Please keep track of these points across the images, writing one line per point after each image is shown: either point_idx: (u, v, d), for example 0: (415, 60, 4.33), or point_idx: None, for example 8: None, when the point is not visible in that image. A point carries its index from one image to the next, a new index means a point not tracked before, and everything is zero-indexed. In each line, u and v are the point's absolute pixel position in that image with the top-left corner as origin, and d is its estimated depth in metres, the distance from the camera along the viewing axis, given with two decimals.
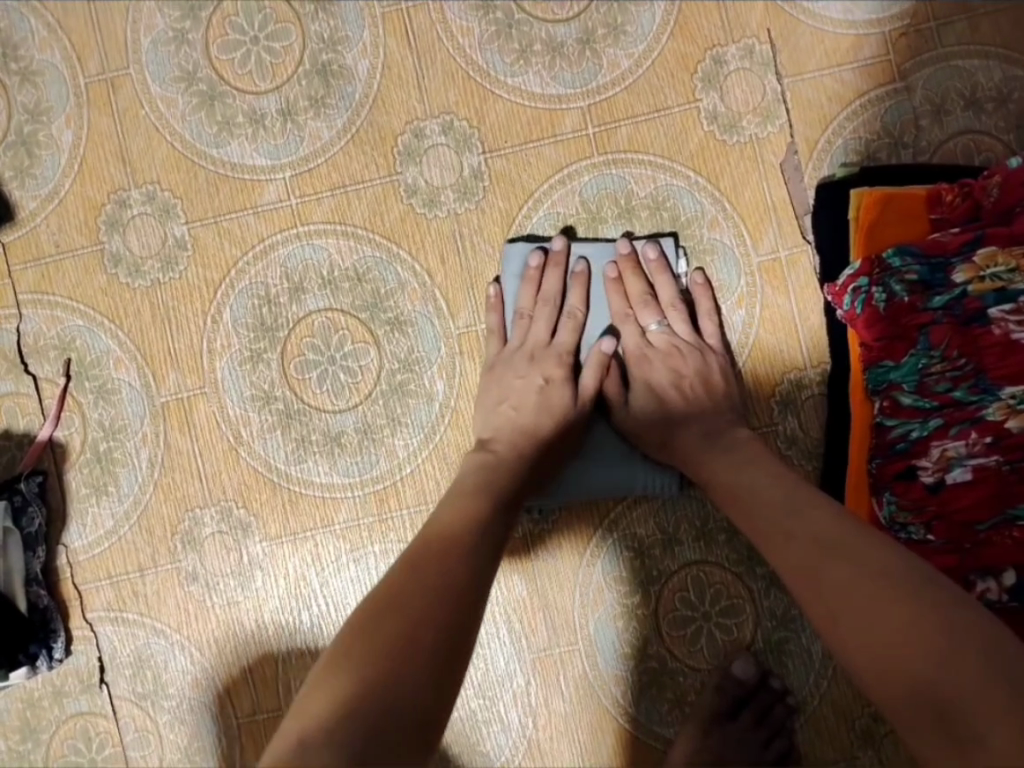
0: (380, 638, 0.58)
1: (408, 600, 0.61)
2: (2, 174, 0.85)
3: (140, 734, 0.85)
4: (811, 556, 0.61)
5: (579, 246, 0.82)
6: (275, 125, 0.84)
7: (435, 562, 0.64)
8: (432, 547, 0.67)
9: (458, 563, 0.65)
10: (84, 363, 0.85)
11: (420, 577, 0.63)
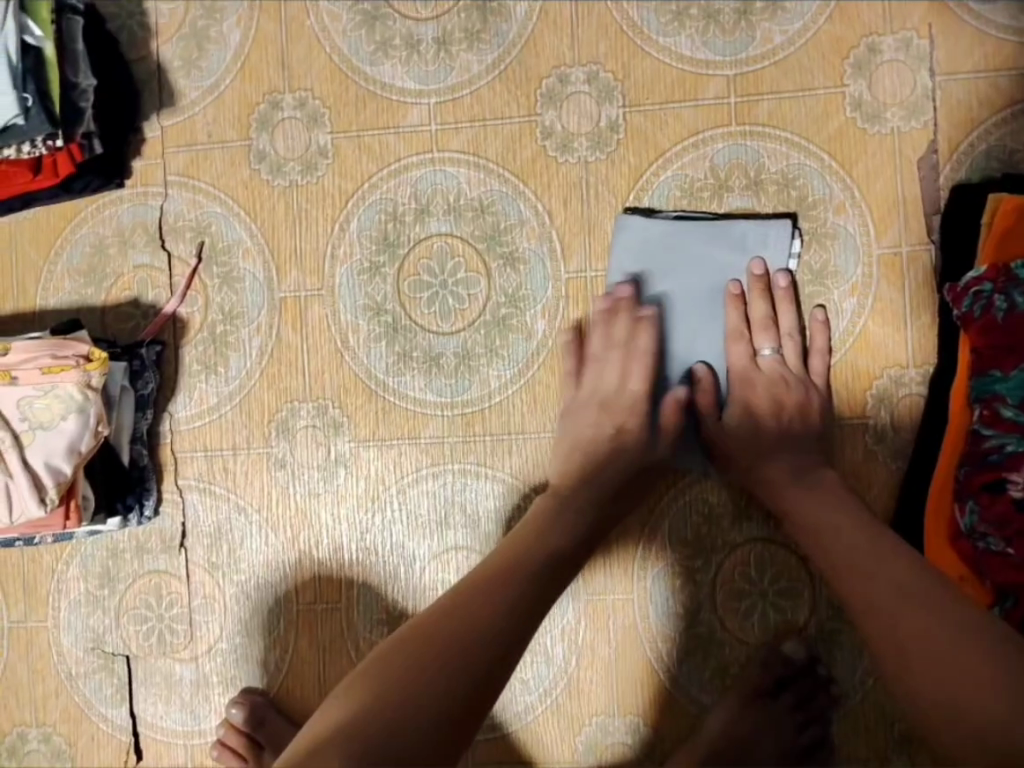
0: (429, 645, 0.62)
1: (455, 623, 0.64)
2: (172, 61, 0.91)
3: (207, 601, 0.91)
4: (889, 601, 0.65)
5: (699, 212, 0.84)
6: (429, 52, 0.88)
7: (488, 586, 0.68)
8: (478, 579, 0.69)
9: (501, 602, 0.66)
10: (216, 249, 0.90)
11: (461, 605, 0.66)
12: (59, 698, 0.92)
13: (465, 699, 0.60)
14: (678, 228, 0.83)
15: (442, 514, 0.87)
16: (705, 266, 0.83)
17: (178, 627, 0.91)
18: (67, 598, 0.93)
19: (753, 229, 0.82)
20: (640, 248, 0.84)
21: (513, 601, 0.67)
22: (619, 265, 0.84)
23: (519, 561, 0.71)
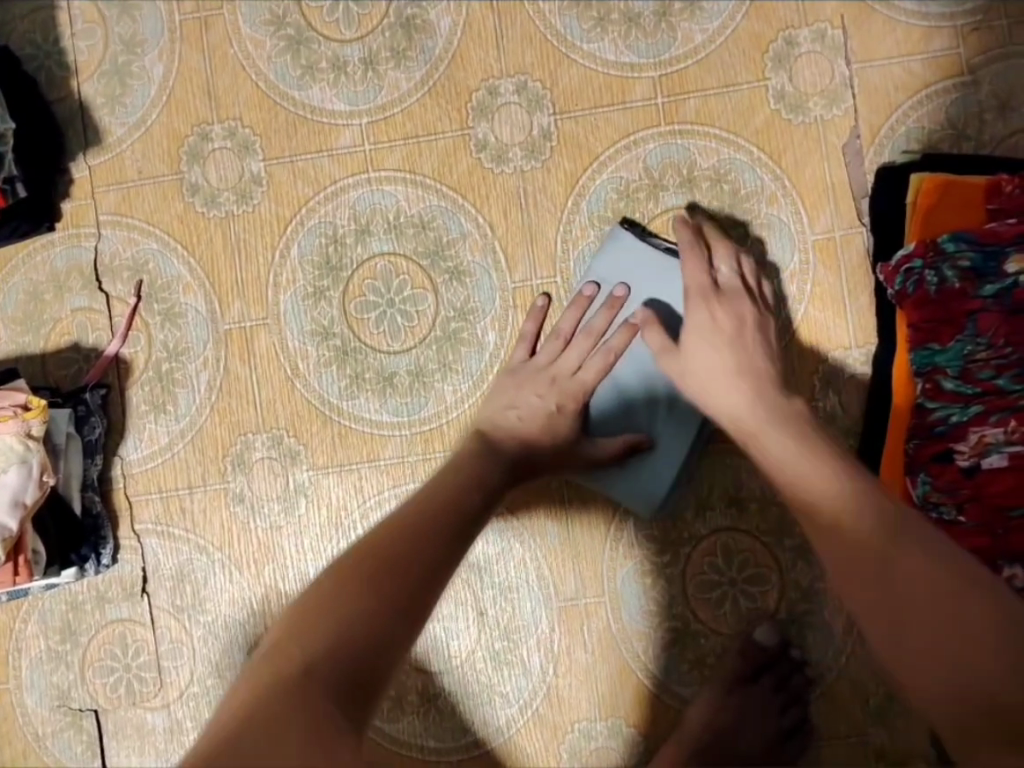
0: (371, 582, 0.61)
1: (391, 561, 0.63)
2: (94, 99, 0.89)
3: (174, 645, 0.88)
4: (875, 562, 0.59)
5: None
6: (356, 73, 0.87)
7: (419, 525, 0.67)
8: (379, 545, 0.65)
9: (410, 564, 0.63)
10: (155, 286, 0.88)
11: (395, 541, 0.65)
12: (27, 761, 0.89)
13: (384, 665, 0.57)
14: (661, 261, 0.82)
15: None
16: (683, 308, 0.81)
17: (146, 675, 0.88)
18: (28, 658, 0.89)
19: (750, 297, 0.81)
20: (627, 269, 0.83)
21: (423, 565, 0.63)
22: (598, 274, 0.83)
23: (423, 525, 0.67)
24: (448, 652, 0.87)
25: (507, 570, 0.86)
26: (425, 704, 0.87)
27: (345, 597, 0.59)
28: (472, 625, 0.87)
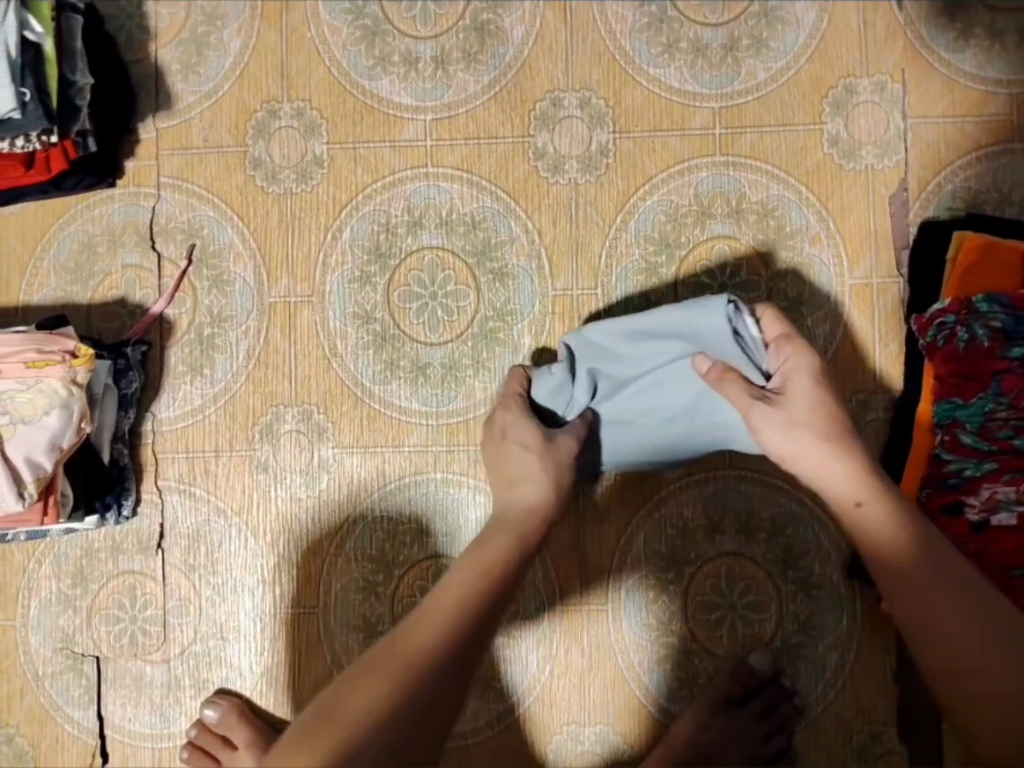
0: (442, 609, 0.69)
1: (462, 596, 0.70)
2: (170, 65, 0.92)
3: (181, 602, 0.90)
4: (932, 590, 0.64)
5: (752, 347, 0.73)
6: (427, 70, 0.90)
7: (487, 558, 0.73)
8: (399, 646, 0.67)
9: (423, 669, 0.65)
10: (206, 251, 0.91)
11: (462, 577, 0.72)
12: (23, 698, 0.91)
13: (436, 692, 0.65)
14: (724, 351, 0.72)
15: (424, 521, 0.89)
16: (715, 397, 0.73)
17: (151, 629, 0.90)
18: (37, 598, 0.91)
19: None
20: (698, 333, 0.73)
21: (432, 684, 0.65)
22: (662, 318, 0.75)
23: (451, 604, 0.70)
24: None
25: None
26: None
27: (419, 628, 0.68)
28: None
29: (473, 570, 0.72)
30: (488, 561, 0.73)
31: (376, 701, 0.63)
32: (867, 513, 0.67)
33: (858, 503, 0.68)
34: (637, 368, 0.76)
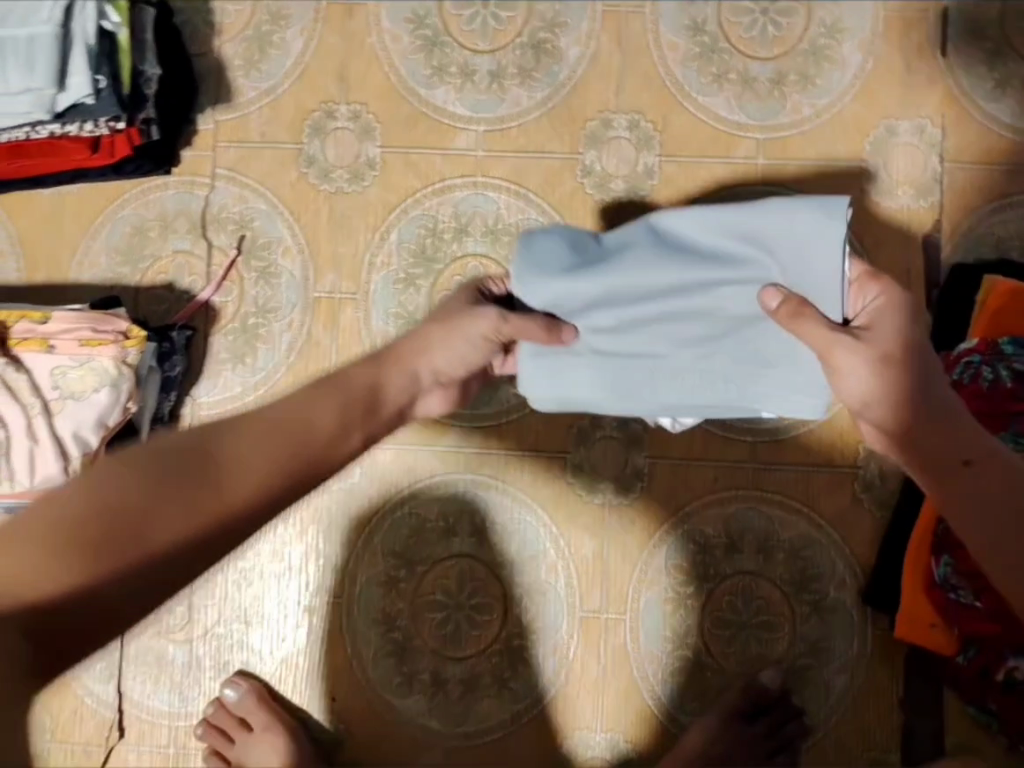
0: (255, 458, 0.54)
1: (282, 429, 0.57)
2: (232, 60, 0.94)
3: (206, 583, 0.92)
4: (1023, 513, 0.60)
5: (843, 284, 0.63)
6: (482, 82, 0.92)
7: (310, 403, 0.60)
8: (194, 463, 0.52)
9: (155, 469, 0.51)
10: (256, 243, 0.93)
11: (287, 421, 0.58)
12: None
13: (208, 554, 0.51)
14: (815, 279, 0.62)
15: (449, 521, 0.90)
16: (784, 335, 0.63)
17: (174, 609, 0.92)
18: None
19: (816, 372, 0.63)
20: (801, 247, 0.63)
21: (209, 544, 0.50)
22: (776, 215, 0.63)
23: (258, 479, 0.54)
24: (466, 641, 0.89)
25: (538, 574, 0.90)
26: (433, 688, 0.88)
27: (213, 475, 0.52)
28: (493, 619, 0.89)
29: (290, 414, 0.59)
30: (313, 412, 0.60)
31: (168, 537, 0.48)
32: (979, 475, 0.61)
33: (969, 464, 0.61)
34: (694, 267, 0.65)
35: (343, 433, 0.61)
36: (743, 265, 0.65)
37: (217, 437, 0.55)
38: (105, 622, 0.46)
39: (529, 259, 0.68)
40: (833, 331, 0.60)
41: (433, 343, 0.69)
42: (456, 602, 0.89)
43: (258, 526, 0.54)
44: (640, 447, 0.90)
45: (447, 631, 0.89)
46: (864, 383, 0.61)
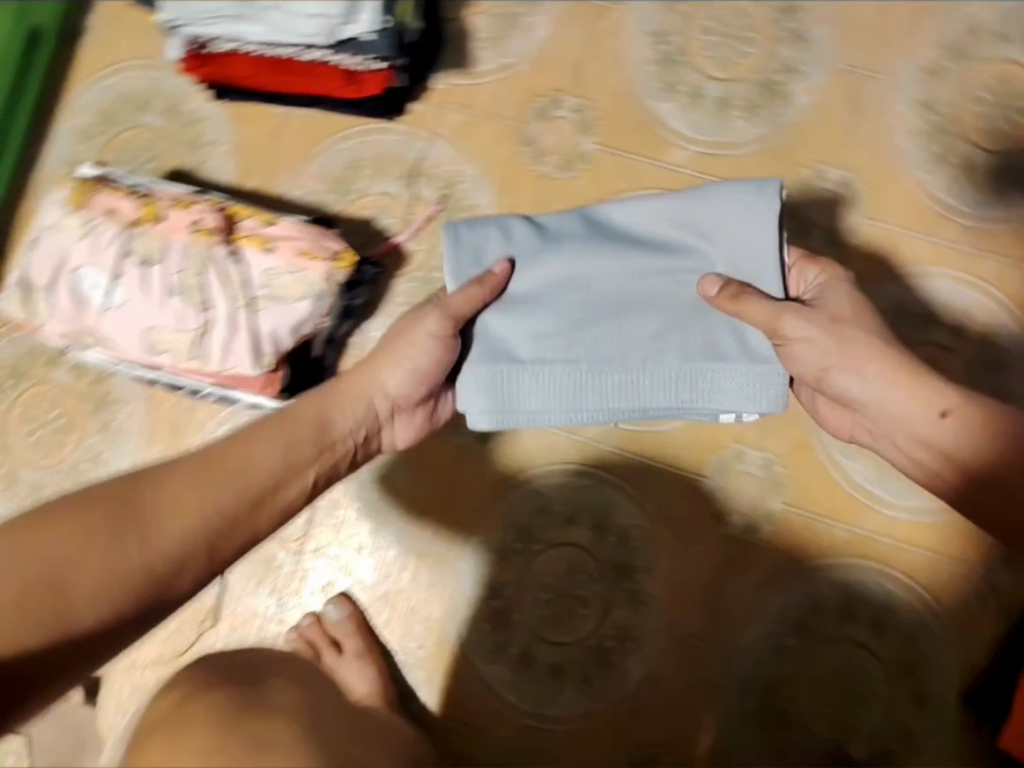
0: (184, 503, 0.61)
1: (224, 471, 0.65)
2: (477, 30, 0.97)
3: (330, 505, 0.95)
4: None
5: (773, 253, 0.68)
6: (709, 108, 0.96)
7: (258, 435, 0.68)
8: (110, 513, 0.58)
9: (99, 559, 0.56)
10: (458, 204, 0.97)
11: (212, 468, 0.64)
12: None
13: (163, 576, 0.59)
14: (727, 256, 0.69)
15: (574, 510, 0.94)
16: (756, 341, 0.67)
17: (295, 522, 0.95)
18: None
19: (765, 365, 0.67)
20: (723, 220, 0.68)
21: (177, 566, 0.60)
22: (716, 204, 0.68)
23: (178, 537, 0.60)
24: (563, 628, 0.93)
25: (646, 583, 0.92)
26: (521, 664, 0.92)
27: (170, 535, 0.60)
28: (593, 615, 0.93)
29: (231, 462, 0.65)
30: (246, 470, 0.66)
31: (87, 614, 0.55)
32: (955, 424, 0.66)
33: (946, 413, 0.66)
34: (632, 252, 0.69)
35: (285, 480, 0.68)
36: (676, 252, 0.69)
37: (150, 486, 0.61)
38: (44, 685, 0.54)
39: (466, 244, 0.71)
40: (775, 304, 0.66)
41: (382, 367, 0.74)
42: (562, 588, 0.93)
43: (212, 562, 0.63)
44: (778, 490, 0.91)
45: (548, 614, 0.93)
46: (902, 397, 0.67)
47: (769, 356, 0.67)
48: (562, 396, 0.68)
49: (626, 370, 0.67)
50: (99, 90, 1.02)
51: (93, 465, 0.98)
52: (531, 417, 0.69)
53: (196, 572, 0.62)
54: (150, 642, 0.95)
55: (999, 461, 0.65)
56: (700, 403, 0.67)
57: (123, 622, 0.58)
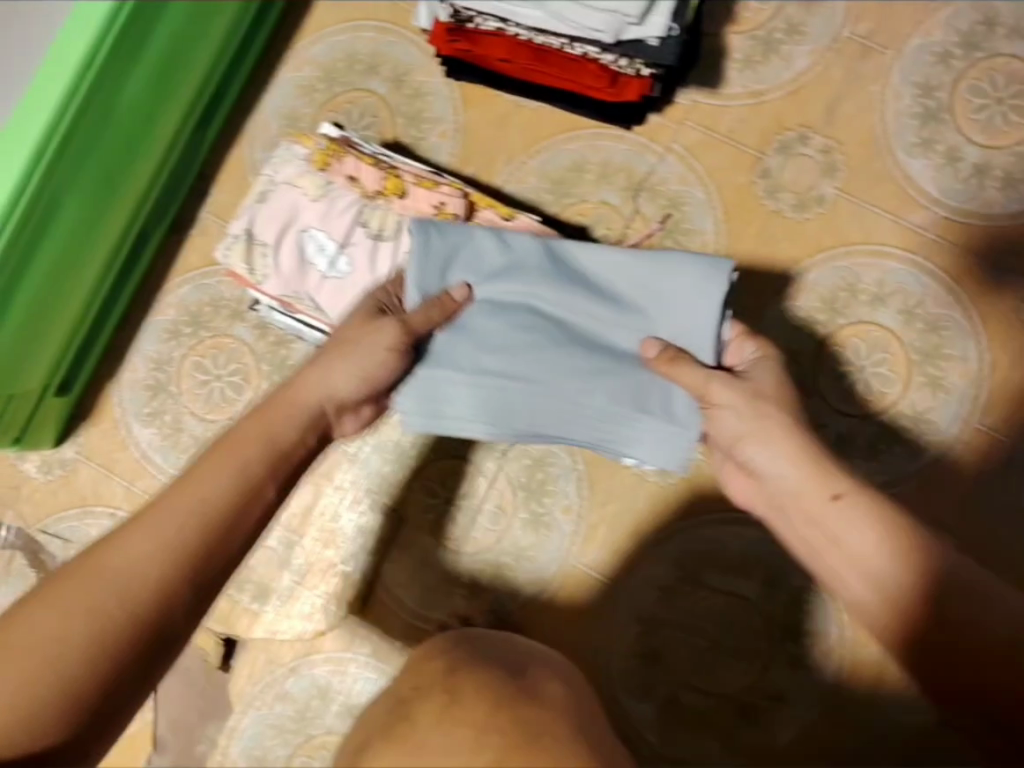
0: (138, 547, 0.54)
1: (182, 492, 0.58)
2: (734, 52, 0.93)
3: (495, 509, 0.94)
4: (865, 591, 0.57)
5: (710, 322, 0.67)
6: (964, 171, 0.90)
7: (196, 474, 0.59)
8: (80, 579, 0.52)
9: (53, 616, 0.50)
10: (680, 226, 0.93)
11: (177, 495, 0.57)
12: (319, 518, 0.95)
13: (128, 629, 0.52)
14: (696, 345, 0.67)
15: (747, 561, 0.91)
16: (656, 386, 0.67)
17: (458, 519, 0.94)
18: (375, 438, 0.95)
19: (682, 427, 0.66)
20: (682, 304, 0.68)
21: (136, 619, 0.52)
22: (673, 274, 0.68)
23: (134, 573, 0.53)
24: (713, 677, 0.91)
25: (808, 648, 0.90)
26: (664, 707, 0.91)
27: (104, 590, 0.52)
28: (747, 671, 0.90)
29: (188, 496, 0.58)
30: (211, 499, 0.58)
31: (60, 710, 0.49)
32: (845, 511, 0.58)
33: (839, 498, 0.58)
34: (586, 300, 0.69)
35: (240, 503, 0.59)
36: (646, 330, 0.68)
37: (95, 556, 0.53)
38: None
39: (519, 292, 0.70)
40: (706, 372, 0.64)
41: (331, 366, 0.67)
42: (718, 639, 0.91)
43: (177, 617, 0.54)
44: None
45: (700, 661, 0.91)
46: (862, 538, 0.57)
47: (689, 419, 0.66)
48: (463, 402, 0.68)
49: (529, 386, 0.68)
50: (327, 46, 0.99)
51: None
52: (441, 422, 0.69)
53: (194, 614, 0.56)
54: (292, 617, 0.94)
55: (912, 583, 0.55)
56: (614, 444, 0.68)
57: (97, 710, 0.50)
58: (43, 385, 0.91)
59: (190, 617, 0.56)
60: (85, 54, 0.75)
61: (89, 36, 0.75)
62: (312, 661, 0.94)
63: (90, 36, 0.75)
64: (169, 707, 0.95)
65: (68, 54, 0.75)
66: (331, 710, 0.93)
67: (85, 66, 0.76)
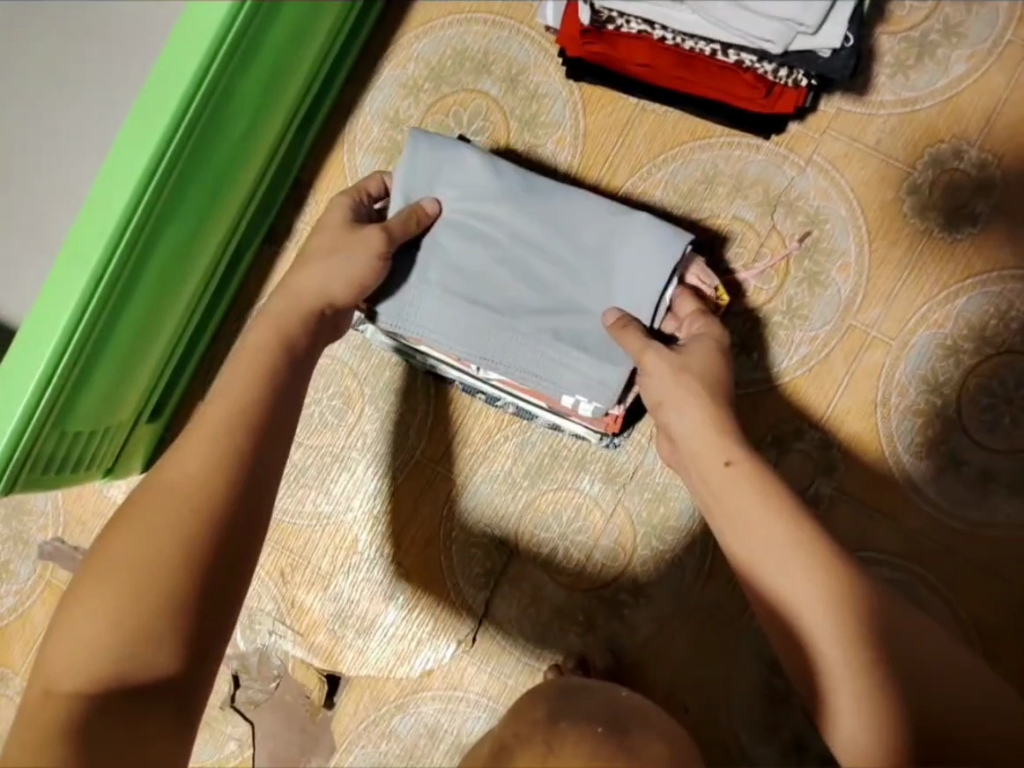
0: (159, 565, 0.59)
1: (196, 513, 0.62)
2: (883, 55, 0.86)
3: (613, 546, 0.88)
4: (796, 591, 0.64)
5: (633, 251, 0.75)
6: None
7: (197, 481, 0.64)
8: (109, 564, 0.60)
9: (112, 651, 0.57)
10: (819, 245, 0.86)
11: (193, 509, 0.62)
12: (423, 550, 0.90)
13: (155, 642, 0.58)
14: (606, 247, 0.76)
15: None
16: (611, 343, 0.75)
17: (573, 554, 0.88)
18: (486, 467, 0.90)
19: (614, 370, 0.75)
20: (636, 271, 0.75)
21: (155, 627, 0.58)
22: (641, 238, 0.75)
23: (154, 597, 0.58)
24: None
25: None
26: (791, 754, 0.85)
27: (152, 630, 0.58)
28: None
29: (183, 489, 0.63)
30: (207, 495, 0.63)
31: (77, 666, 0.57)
32: (736, 475, 0.68)
33: (730, 464, 0.69)
34: (554, 241, 0.76)
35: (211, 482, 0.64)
36: (564, 237, 0.76)
37: (127, 528, 0.61)
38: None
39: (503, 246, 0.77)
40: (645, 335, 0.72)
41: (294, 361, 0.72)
42: None
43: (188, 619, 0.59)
44: None
45: None
46: (831, 624, 0.62)
47: (622, 364, 0.75)
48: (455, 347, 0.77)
49: (493, 314, 0.76)
50: (433, 41, 0.92)
51: (367, 456, 0.91)
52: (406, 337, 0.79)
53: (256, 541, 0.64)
54: (400, 654, 0.90)
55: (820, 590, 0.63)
56: (549, 379, 0.76)
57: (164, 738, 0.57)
58: (138, 409, 0.88)
59: (227, 595, 0.62)
60: (197, 75, 0.70)
61: (198, 57, 0.69)
62: (420, 699, 0.89)
63: (201, 55, 0.69)
64: (269, 740, 0.91)
65: (179, 75, 0.70)
66: (440, 748, 0.88)
67: (197, 87, 0.70)
